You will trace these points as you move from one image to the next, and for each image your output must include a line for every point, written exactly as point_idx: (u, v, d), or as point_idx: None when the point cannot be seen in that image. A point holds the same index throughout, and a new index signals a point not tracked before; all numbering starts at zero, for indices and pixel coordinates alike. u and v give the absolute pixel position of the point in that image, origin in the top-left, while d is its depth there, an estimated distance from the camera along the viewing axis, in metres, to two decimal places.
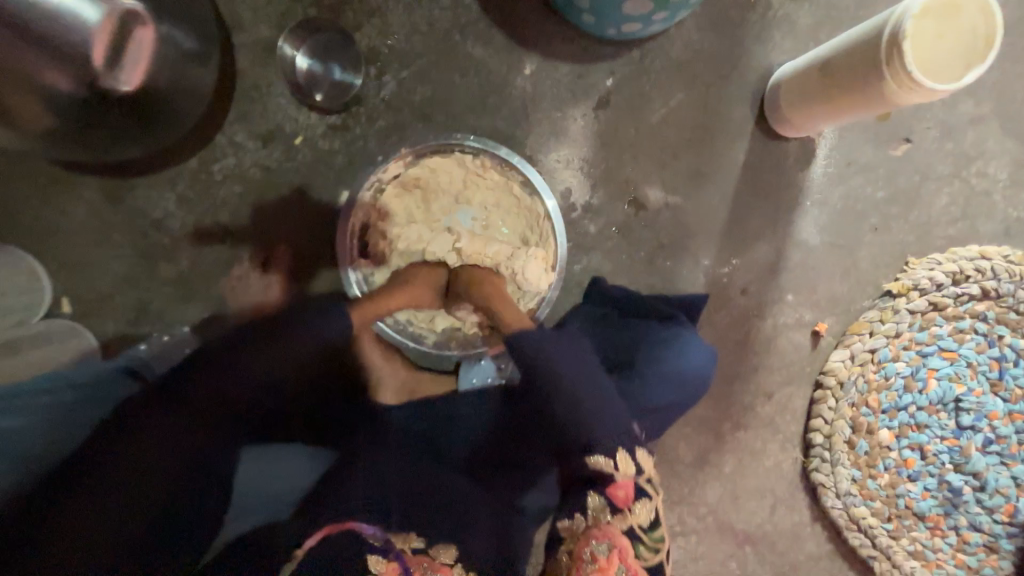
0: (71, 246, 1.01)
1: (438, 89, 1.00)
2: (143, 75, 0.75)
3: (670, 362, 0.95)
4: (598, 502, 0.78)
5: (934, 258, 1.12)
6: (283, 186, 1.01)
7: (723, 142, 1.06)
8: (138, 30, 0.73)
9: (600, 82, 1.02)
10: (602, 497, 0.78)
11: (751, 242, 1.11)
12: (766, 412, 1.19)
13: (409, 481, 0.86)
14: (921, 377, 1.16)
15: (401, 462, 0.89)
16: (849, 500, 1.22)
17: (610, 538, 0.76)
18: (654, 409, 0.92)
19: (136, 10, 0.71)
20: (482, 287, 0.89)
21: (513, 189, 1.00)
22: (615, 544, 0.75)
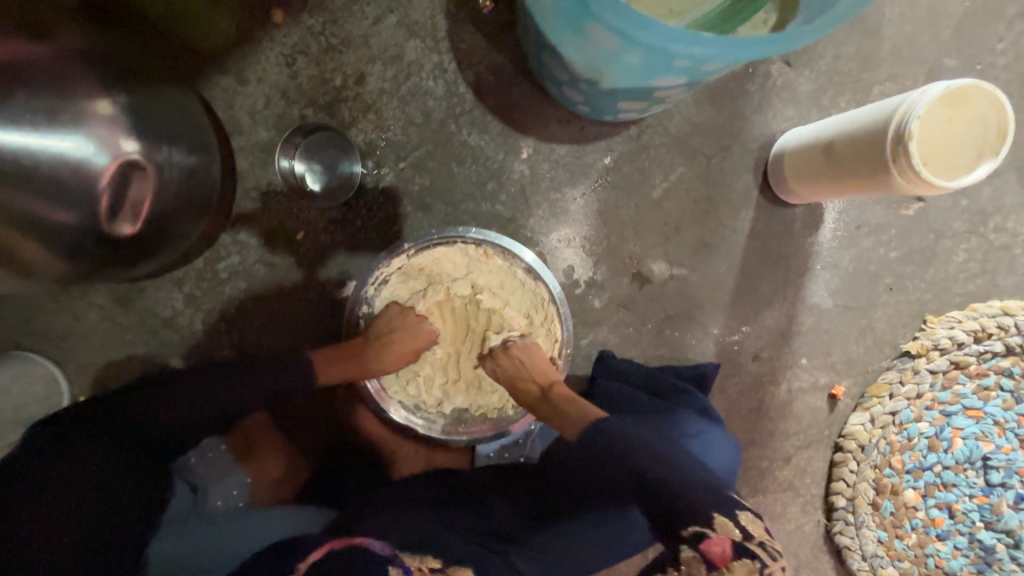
0: (86, 348, 1.03)
1: (436, 178, 1.00)
2: (142, 215, 0.78)
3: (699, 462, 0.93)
4: (691, 555, 0.71)
5: (953, 316, 1.08)
6: (287, 281, 1.02)
7: (727, 211, 1.04)
8: (140, 174, 0.75)
9: (598, 161, 1.01)
10: (695, 553, 0.70)
11: (761, 309, 1.08)
12: (785, 475, 1.17)
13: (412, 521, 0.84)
14: (946, 437, 1.12)
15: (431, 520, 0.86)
16: (876, 562, 1.19)
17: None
18: None
19: (142, 155, 0.75)
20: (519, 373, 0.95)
21: (516, 274, 0.99)
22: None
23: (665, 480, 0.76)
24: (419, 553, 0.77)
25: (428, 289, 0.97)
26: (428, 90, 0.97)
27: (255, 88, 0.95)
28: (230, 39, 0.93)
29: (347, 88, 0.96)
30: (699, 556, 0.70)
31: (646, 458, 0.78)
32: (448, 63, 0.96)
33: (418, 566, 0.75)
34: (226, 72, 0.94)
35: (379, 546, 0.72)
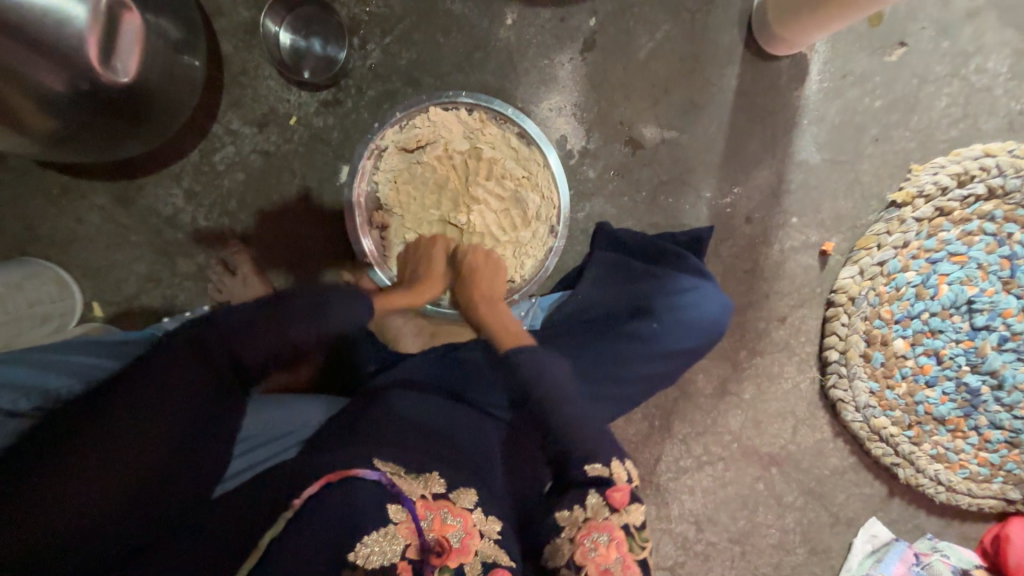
0: (91, 251, 1.05)
1: (422, 51, 1.00)
2: (137, 63, 0.77)
3: (690, 312, 1.02)
4: (596, 501, 0.74)
5: (937, 162, 1.11)
6: (284, 170, 1.03)
7: (714, 70, 1.05)
8: (125, 16, 0.74)
9: (584, 24, 1.01)
10: (601, 498, 0.74)
11: (751, 169, 1.11)
12: (781, 335, 1.22)
13: (428, 426, 0.78)
14: (932, 284, 1.17)
15: (440, 407, 0.84)
16: (869, 412, 1.26)
17: (610, 530, 0.71)
18: (672, 355, 1.01)
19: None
20: (475, 278, 0.98)
21: (512, 141, 1.01)
22: (615, 535, 0.71)
23: (568, 417, 0.83)
24: (427, 474, 0.67)
25: (427, 154, 0.99)
26: None
27: None
28: None
29: None
30: (605, 501, 0.74)
31: (554, 405, 0.83)
32: None
33: (422, 493, 0.64)
34: None
35: (377, 476, 0.61)
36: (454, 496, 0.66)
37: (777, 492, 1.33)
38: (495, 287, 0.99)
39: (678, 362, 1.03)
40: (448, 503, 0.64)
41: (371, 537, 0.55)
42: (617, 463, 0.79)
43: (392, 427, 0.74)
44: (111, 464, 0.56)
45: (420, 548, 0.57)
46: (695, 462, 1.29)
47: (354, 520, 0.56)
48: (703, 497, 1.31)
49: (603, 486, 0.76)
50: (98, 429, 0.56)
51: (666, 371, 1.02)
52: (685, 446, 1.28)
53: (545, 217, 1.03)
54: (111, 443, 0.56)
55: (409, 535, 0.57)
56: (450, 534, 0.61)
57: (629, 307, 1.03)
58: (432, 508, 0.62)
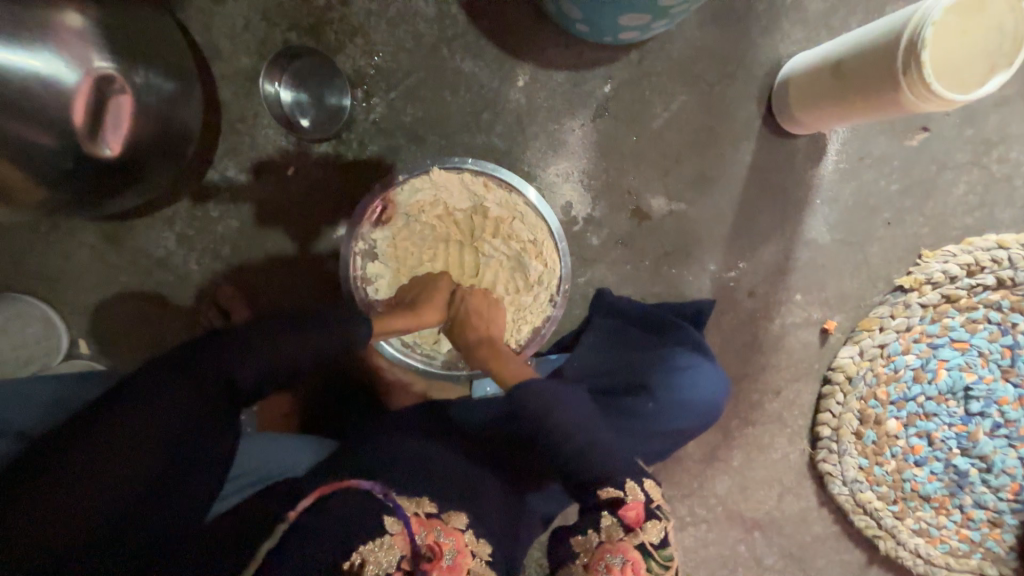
0: (78, 288, 1.02)
1: (429, 108, 0.96)
2: (123, 136, 0.75)
3: (684, 392, 1.00)
4: (611, 522, 0.76)
5: (948, 250, 1.09)
6: (281, 219, 1.01)
7: (728, 143, 1.02)
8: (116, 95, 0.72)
9: (598, 89, 0.97)
10: (614, 518, 0.76)
11: (759, 244, 1.08)
12: (774, 407, 1.21)
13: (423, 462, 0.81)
14: (931, 368, 1.16)
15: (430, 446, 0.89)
16: (856, 486, 1.26)
17: (624, 551, 0.74)
18: (662, 435, 0.96)
19: (116, 75, 0.71)
20: (475, 319, 0.94)
21: (517, 207, 0.97)
22: (629, 556, 0.74)
23: (588, 452, 0.80)
24: (417, 499, 0.71)
25: (426, 216, 0.95)
26: (418, 11, 0.91)
27: (233, 8, 0.89)
28: None
29: (332, 9, 0.90)
30: (619, 521, 0.76)
31: (561, 422, 0.81)
32: None
33: (416, 512, 0.70)
34: None
35: (369, 487, 0.66)
36: (444, 516, 0.71)
37: (757, 555, 1.34)
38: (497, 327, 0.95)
39: (677, 441, 0.99)
40: (439, 523, 0.70)
41: (367, 546, 0.60)
42: (631, 483, 0.78)
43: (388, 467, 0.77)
44: (100, 464, 0.57)
45: (411, 557, 0.63)
46: (678, 522, 1.30)
47: (354, 524, 0.61)
48: (684, 555, 1.32)
49: (615, 504, 0.77)
50: (118, 438, 0.58)
51: (653, 450, 0.97)
52: (670, 506, 1.29)
53: (548, 284, 1.00)
54: (102, 465, 0.57)
55: (403, 544, 0.62)
56: (443, 547, 0.67)
57: (625, 380, 1.00)
58: (424, 525, 0.68)
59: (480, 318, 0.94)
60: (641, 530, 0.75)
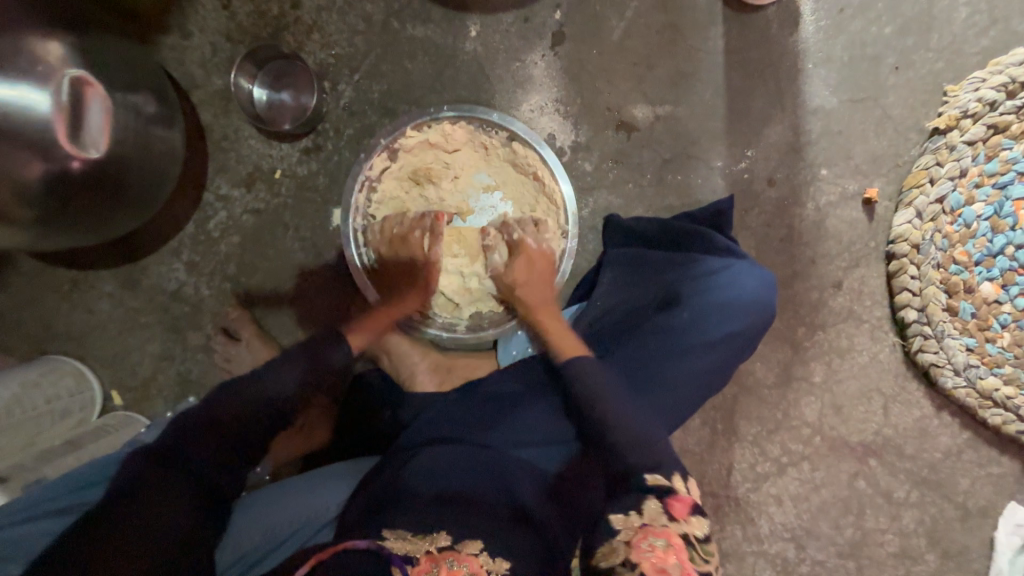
0: (106, 339, 1.05)
1: (393, 80, 0.98)
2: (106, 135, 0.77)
3: (723, 292, 0.90)
4: (655, 507, 0.73)
5: (976, 76, 0.98)
6: (277, 223, 1.02)
7: (695, 34, 0.98)
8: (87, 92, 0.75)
9: (549, 19, 0.97)
10: (660, 506, 0.74)
11: (762, 127, 1.01)
12: (841, 303, 1.06)
13: (439, 473, 0.79)
14: (1008, 212, 1.00)
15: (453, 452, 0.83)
16: (972, 374, 1.06)
17: (668, 536, 0.70)
18: (714, 342, 0.89)
19: (83, 77, 0.74)
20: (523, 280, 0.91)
21: (504, 148, 0.96)
22: (673, 541, 0.70)
23: (618, 431, 0.79)
24: (428, 533, 0.70)
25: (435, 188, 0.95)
26: None
27: (200, 39, 0.96)
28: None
29: (286, 15, 0.96)
30: (664, 509, 0.73)
31: (601, 419, 0.80)
32: None
33: (428, 549, 0.68)
34: (169, 30, 0.96)
35: (365, 545, 0.67)
36: (459, 545, 0.69)
37: (883, 488, 1.13)
38: (546, 279, 0.92)
39: (730, 350, 0.90)
40: (454, 553, 0.68)
41: None
42: (676, 475, 0.77)
43: (408, 493, 0.76)
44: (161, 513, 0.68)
45: None
46: (775, 465, 1.12)
47: None
48: (793, 506, 1.12)
49: (662, 492, 0.75)
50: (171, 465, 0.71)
51: (717, 364, 0.90)
52: (759, 449, 1.12)
53: (554, 219, 0.96)
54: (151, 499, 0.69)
55: None
56: None
57: (658, 296, 0.93)
58: (436, 561, 0.66)
59: (528, 278, 0.91)
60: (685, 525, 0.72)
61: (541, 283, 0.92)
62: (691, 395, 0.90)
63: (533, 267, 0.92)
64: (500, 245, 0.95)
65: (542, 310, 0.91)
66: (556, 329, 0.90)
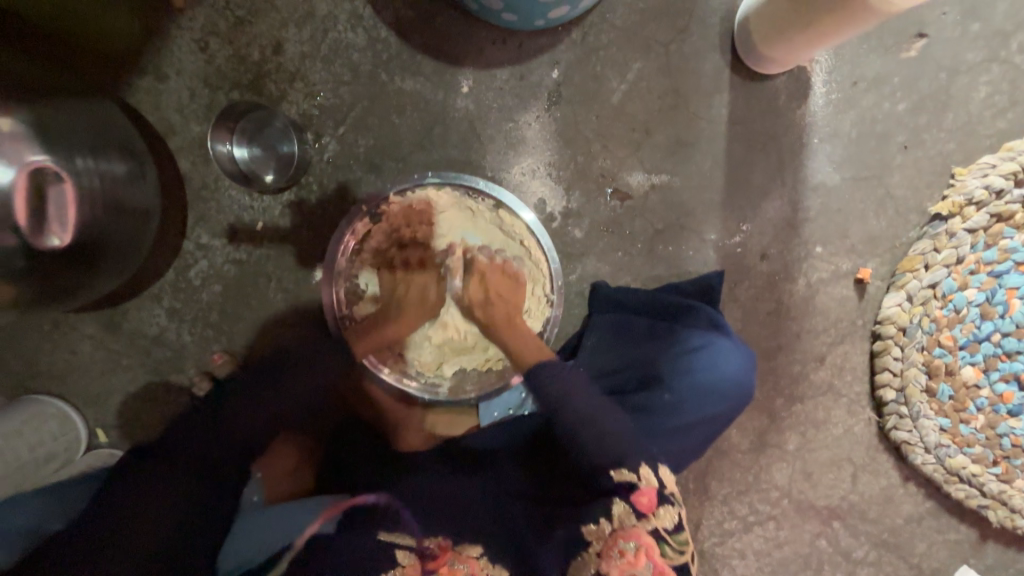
0: (88, 379, 1.05)
1: (380, 135, 0.94)
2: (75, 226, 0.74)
3: (703, 375, 0.90)
4: (622, 509, 0.76)
5: (986, 162, 0.94)
6: (260, 274, 1.00)
7: (699, 101, 0.94)
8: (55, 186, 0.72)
9: (546, 77, 0.92)
10: (626, 504, 0.76)
11: (759, 200, 0.98)
12: (821, 377, 1.07)
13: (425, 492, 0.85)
14: (1000, 301, 0.99)
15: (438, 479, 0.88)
16: (942, 452, 1.08)
17: (637, 537, 0.73)
18: (691, 426, 0.89)
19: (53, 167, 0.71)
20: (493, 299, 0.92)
21: (490, 214, 0.94)
22: (643, 542, 0.72)
23: (596, 424, 0.82)
24: (430, 533, 0.79)
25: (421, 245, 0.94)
26: (350, 43, 0.90)
27: (176, 82, 0.91)
28: (137, 35, 0.89)
29: (267, 61, 0.91)
30: (631, 506, 0.76)
31: (573, 413, 0.83)
32: (364, 7, 0.89)
33: (435, 545, 0.77)
34: (143, 72, 0.90)
35: (372, 500, 0.83)
36: (459, 546, 0.78)
37: (843, 548, 1.17)
38: (512, 300, 0.92)
39: (706, 430, 0.91)
40: (454, 554, 0.76)
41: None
42: (645, 467, 0.78)
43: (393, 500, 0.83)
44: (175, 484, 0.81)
45: None
46: (742, 523, 1.16)
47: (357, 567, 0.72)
48: (755, 560, 1.17)
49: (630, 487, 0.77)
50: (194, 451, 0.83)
51: (691, 444, 0.91)
52: (728, 507, 1.15)
53: (539, 286, 0.95)
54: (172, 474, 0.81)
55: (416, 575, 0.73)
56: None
57: (639, 371, 0.93)
58: (441, 556, 0.76)
59: (500, 295, 0.92)
60: (653, 517, 0.75)
61: (504, 301, 0.92)
62: (662, 472, 0.91)
63: (499, 284, 0.92)
64: (459, 268, 0.94)
65: (505, 327, 0.91)
66: (517, 339, 0.91)
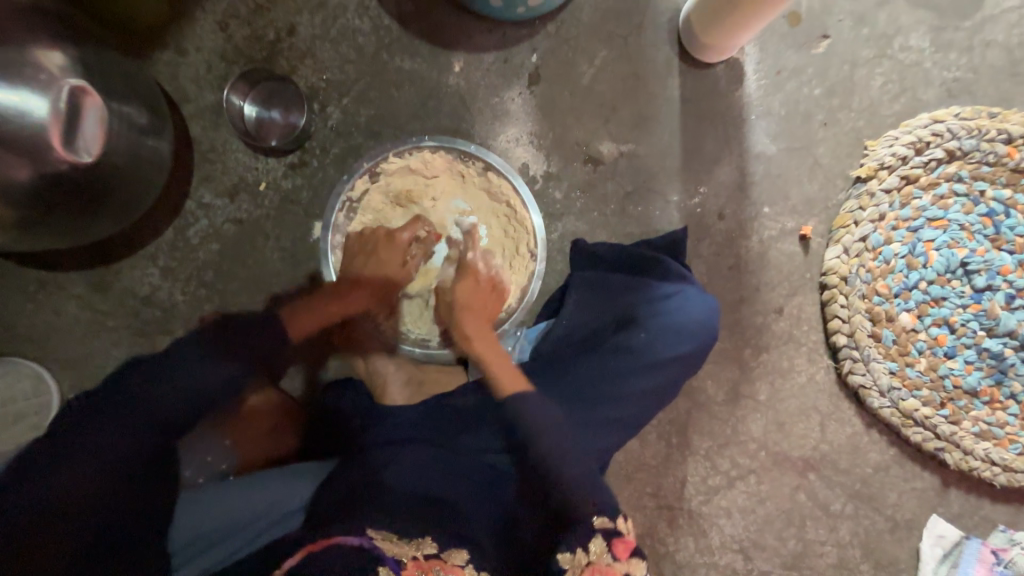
0: (70, 342, 1.03)
1: (380, 106, 1.06)
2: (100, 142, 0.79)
3: (673, 317, 0.99)
4: (601, 546, 0.79)
5: (890, 135, 1.14)
6: (259, 233, 1.05)
7: (655, 83, 1.11)
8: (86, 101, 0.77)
9: (526, 60, 1.08)
10: (604, 543, 0.79)
11: (712, 167, 1.13)
12: (782, 327, 1.18)
13: (421, 482, 0.83)
14: (920, 252, 1.15)
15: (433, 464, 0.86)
16: (895, 395, 1.18)
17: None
18: (664, 362, 0.97)
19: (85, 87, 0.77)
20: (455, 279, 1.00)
21: (479, 176, 1.04)
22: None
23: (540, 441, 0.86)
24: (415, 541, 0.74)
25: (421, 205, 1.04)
26: (356, 28, 1.04)
27: (194, 56, 1.01)
28: (162, 15, 1.00)
29: (281, 40, 1.03)
30: (607, 544, 0.79)
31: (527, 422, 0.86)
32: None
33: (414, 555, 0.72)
34: (164, 46, 1.01)
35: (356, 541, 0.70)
36: (444, 556, 0.74)
37: (821, 500, 1.22)
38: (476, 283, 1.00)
39: (679, 369, 0.98)
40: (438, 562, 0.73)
41: None
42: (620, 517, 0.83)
43: (383, 491, 0.80)
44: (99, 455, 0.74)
45: None
46: (725, 479, 1.19)
47: None
48: (741, 517, 1.20)
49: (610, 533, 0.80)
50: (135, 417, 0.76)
51: (666, 381, 0.97)
52: (711, 463, 1.19)
53: (524, 243, 1.04)
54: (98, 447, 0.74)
55: None
56: None
57: (616, 317, 1.01)
58: (422, 568, 0.71)
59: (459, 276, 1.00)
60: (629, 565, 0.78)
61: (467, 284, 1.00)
62: (643, 410, 0.97)
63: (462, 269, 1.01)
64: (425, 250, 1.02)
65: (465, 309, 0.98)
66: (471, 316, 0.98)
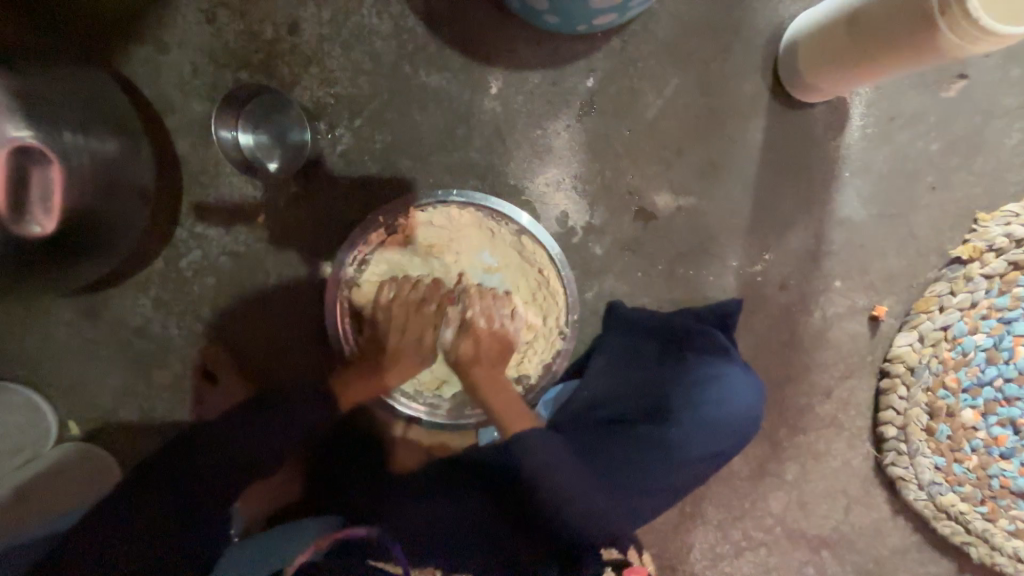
0: (61, 369, 0.97)
1: (398, 130, 0.88)
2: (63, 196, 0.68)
3: (713, 408, 0.82)
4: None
5: (1009, 210, 0.96)
6: (256, 270, 0.93)
7: (734, 124, 0.91)
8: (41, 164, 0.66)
9: (581, 85, 0.88)
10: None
11: (785, 230, 0.96)
12: (826, 410, 1.07)
13: (444, 528, 0.81)
14: (1006, 346, 0.96)
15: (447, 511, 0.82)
16: (934, 489, 1.07)
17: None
18: (699, 461, 0.80)
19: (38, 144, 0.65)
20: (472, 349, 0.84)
21: (512, 237, 0.89)
22: None
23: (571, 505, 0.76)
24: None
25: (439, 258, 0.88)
26: (373, 30, 0.86)
27: (178, 54, 0.85)
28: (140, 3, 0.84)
29: (281, 41, 0.86)
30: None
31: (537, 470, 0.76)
32: None
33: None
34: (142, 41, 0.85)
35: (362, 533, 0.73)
36: None
37: None
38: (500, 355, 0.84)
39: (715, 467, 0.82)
40: None
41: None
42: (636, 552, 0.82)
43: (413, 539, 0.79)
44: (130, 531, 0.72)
45: None
46: (734, 549, 1.15)
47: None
48: None
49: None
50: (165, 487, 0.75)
51: (697, 479, 0.82)
52: (722, 532, 1.15)
53: (553, 319, 0.90)
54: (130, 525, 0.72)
55: None
56: None
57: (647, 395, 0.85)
58: None
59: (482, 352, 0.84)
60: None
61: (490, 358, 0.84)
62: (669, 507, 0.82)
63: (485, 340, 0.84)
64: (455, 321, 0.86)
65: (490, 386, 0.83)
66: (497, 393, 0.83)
